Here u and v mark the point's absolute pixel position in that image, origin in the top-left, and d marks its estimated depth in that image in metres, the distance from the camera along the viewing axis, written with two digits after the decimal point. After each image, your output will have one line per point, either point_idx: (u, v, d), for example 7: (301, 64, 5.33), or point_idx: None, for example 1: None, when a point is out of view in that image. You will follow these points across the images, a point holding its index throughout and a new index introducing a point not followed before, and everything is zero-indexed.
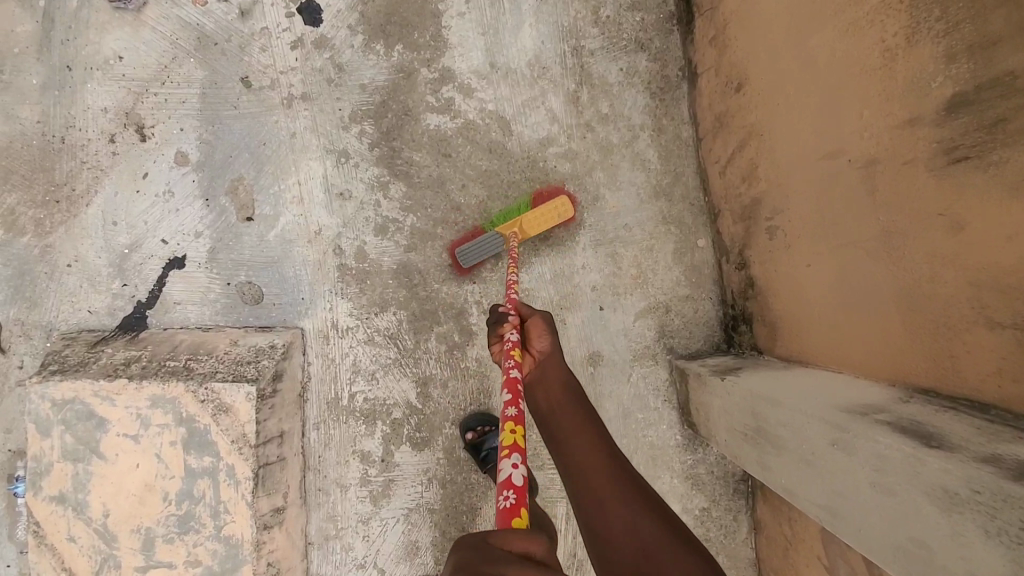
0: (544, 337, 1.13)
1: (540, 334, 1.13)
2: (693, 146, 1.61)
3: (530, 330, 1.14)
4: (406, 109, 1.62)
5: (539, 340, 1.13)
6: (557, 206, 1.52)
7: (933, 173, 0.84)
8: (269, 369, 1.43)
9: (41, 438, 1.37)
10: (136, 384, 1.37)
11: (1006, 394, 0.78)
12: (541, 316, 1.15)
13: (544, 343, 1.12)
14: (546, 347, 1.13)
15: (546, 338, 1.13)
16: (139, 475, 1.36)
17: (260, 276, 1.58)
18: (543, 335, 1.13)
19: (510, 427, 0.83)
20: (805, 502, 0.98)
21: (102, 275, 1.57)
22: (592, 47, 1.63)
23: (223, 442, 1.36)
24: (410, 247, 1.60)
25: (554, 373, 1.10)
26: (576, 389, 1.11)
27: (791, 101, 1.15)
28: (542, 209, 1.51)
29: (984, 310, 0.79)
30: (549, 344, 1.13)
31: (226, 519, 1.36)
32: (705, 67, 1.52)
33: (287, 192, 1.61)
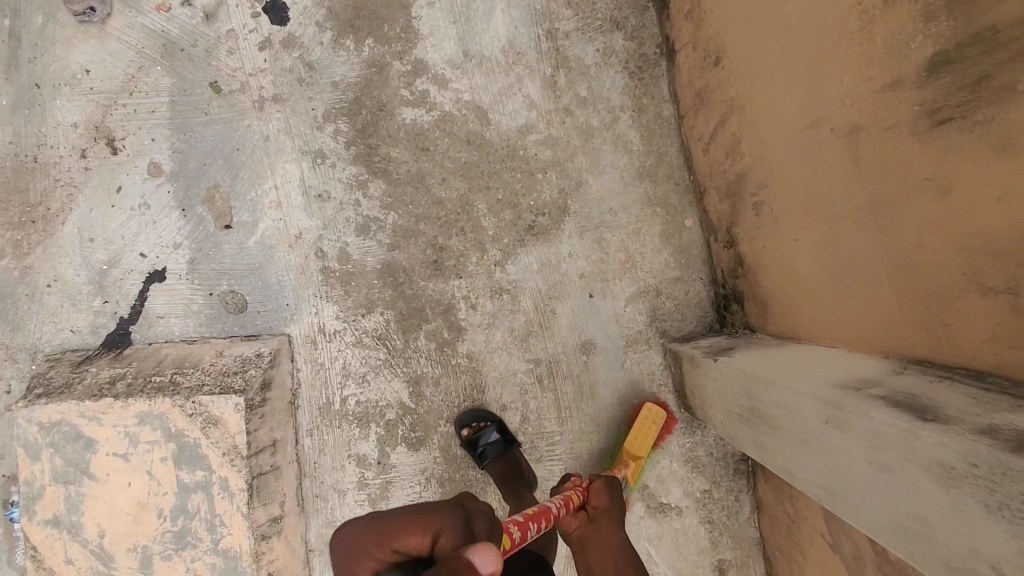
0: (605, 495, 1.25)
1: (603, 493, 1.25)
2: (675, 124, 1.57)
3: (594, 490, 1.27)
4: (380, 104, 1.59)
5: (600, 498, 1.24)
6: (651, 419, 1.53)
7: (917, 138, 0.80)
8: (257, 378, 1.41)
9: (30, 461, 1.35)
10: (121, 402, 1.34)
11: (1003, 361, 0.74)
12: (605, 478, 1.29)
13: (603, 501, 1.24)
14: (607, 511, 1.23)
15: (607, 495, 1.25)
16: (132, 493, 1.34)
17: (243, 284, 1.56)
18: (603, 493, 1.25)
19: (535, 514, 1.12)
20: (803, 482, 0.94)
21: (83, 294, 1.54)
22: (567, 29, 1.59)
23: (214, 455, 1.34)
24: (393, 245, 1.57)
25: (609, 533, 1.19)
26: (633, 557, 1.16)
27: (771, 72, 1.10)
28: (637, 427, 1.52)
29: (976, 276, 0.75)
30: (611, 502, 1.24)
31: (223, 533, 1.34)
32: (682, 43, 1.48)
33: (264, 198, 1.58)
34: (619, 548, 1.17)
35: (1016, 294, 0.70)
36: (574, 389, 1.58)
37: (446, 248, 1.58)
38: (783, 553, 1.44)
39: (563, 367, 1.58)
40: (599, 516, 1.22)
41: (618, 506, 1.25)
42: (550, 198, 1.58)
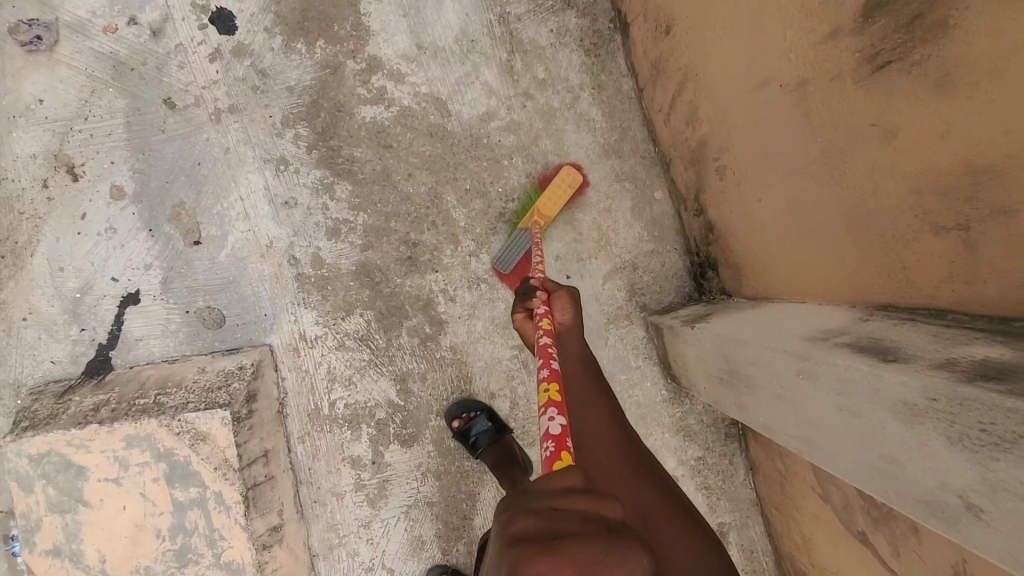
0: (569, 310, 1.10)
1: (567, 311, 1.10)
2: (635, 98, 1.57)
3: (555, 303, 1.11)
4: (338, 105, 1.57)
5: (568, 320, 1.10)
6: (570, 177, 1.54)
7: (861, 85, 0.80)
8: (241, 391, 1.41)
9: (25, 494, 1.35)
10: (107, 427, 1.34)
11: (960, 297, 0.74)
12: (566, 290, 1.14)
13: (567, 316, 1.10)
14: (571, 329, 1.10)
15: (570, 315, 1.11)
16: (128, 516, 1.34)
17: (219, 299, 1.55)
18: (567, 311, 1.10)
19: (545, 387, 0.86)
20: (784, 437, 0.95)
21: (59, 324, 1.53)
22: (519, 12, 1.57)
23: (206, 470, 1.35)
24: (366, 245, 1.57)
25: (571, 346, 1.08)
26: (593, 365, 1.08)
27: (720, 35, 1.10)
28: (551, 187, 1.53)
29: (926, 216, 0.75)
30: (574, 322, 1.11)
31: (224, 546, 1.35)
32: (633, 16, 1.47)
33: (231, 211, 1.56)
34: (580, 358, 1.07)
35: (966, 228, 0.70)
36: None
37: (419, 243, 1.57)
38: (779, 510, 1.46)
39: None
40: (563, 332, 1.09)
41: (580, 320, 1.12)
42: (518, 182, 1.58)
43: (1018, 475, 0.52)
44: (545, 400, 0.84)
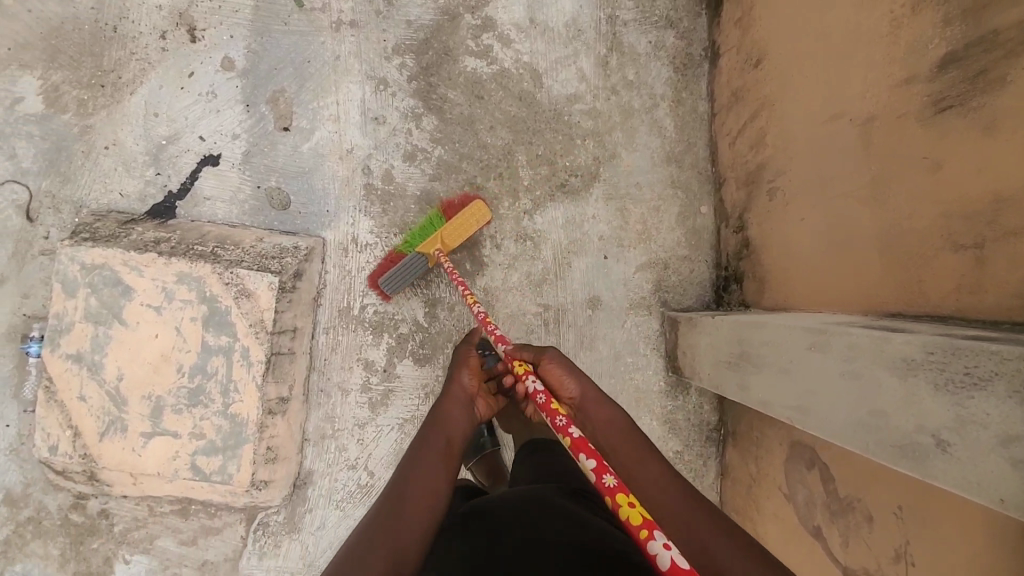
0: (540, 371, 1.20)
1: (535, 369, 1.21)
2: (706, 120, 1.75)
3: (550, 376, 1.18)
4: (447, 49, 1.72)
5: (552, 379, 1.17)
6: (474, 212, 1.60)
7: (922, 124, 0.97)
8: (292, 266, 1.52)
9: (65, 297, 1.43)
10: (165, 259, 1.44)
11: (962, 306, 0.90)
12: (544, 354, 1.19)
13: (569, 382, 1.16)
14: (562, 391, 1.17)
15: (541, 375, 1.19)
16: (157, 345, 1.43)
17: (290, 184, 1.66)
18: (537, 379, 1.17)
19: (624, 502, 0.81)
20: (779, 408, 1.09)
21: (138, 162, 1.62)
22: (626, 18, 1.76)
23: (241, 324, 1.45)
24: (435, 176, 1.70)
25: (604, 411, 1.12)
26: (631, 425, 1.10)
27: (805, 71, 1.28)
28: (458, 219, 1.59)
29: (949, 237, 0.91)
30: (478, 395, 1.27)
31: (235, 398, 1.46)
32: (727, 48, 1.66)
33: (324, 110, 1.69)
34: (614, 419, 1.11)
35: (981, 247, 0.86)
36: (576, 337, 1.71)
37: (482, 189, 1.71)
38: (738, 513, 1.59)
39: (568, 315, 1.72)
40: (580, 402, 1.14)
41: (582, 375, 1.17)
42: (584, 162, 1.74)
43: (986, 408, 0.68)
44: (636, 522, 0.78)
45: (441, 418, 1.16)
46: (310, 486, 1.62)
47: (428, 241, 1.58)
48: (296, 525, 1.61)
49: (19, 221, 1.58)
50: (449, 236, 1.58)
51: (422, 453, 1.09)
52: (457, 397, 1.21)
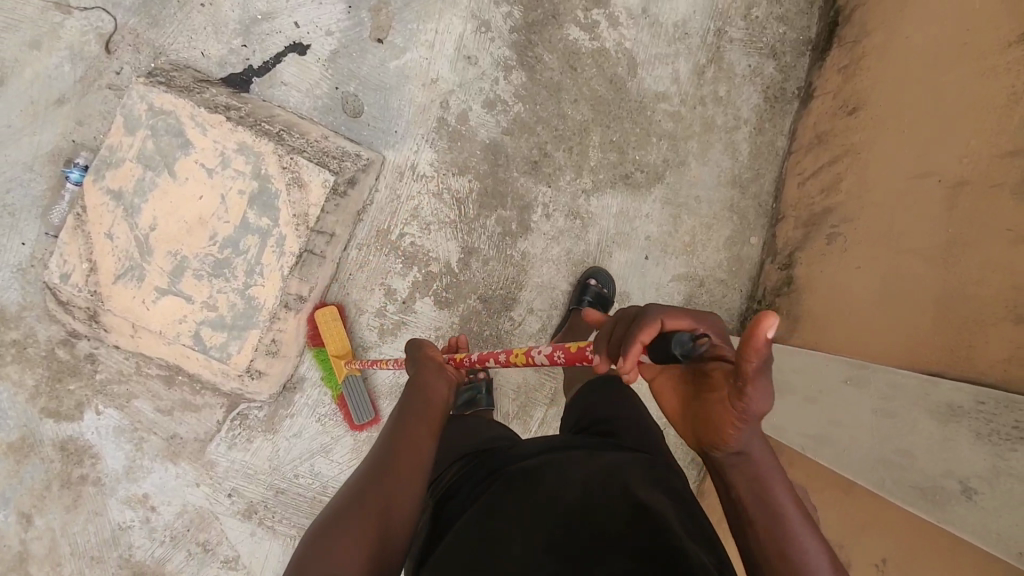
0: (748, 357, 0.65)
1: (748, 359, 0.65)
2: (781, 156, 1.76)
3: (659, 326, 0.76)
4: (555, 12, 1.71)
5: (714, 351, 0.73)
6: (332, 320, 1.53)
7: (1014, 197, 0.98)
8: (349, 171, 1.51)
9: (124, 132, 1.39)
10: (232, 125, 1.41)
11: (1009, 377, 0.89)
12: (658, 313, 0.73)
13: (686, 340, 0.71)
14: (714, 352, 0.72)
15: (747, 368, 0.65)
16: (198, 207, 1.40)
17: (367, 95, 1.65)
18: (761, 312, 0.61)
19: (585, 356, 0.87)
20: (794, 435, 1.10)
21: (228, 28, 1.60)
22: (733, 36, 1.76)
23: (285, 212, 1.43)
24: (507, 130, 1.70)
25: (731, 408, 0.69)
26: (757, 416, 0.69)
27: (905, 126, 1.28)
28: (327, 337, 1.53)
29: (1015, 308, 0.92)
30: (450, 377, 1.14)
31: (258, 282, 1.43)
32: (823, 92, 1.66)
33: (421, 34, 1.67)
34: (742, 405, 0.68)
35: None
36: None
37: (550, 156, 1.71)
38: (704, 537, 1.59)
39: None
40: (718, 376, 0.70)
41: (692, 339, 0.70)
42: (653, 161, 1.73)
43: None
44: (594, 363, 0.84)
45: (417, 389, 1.05)
46: (300, 392, 1.59)
47: (336, 369, 1.54)
48: (274, 427, 1.58)
49: (96, 50, 1.55)
50: (339, 347, 1.53)
51: (404, 417, 0.98)
52: (424, 370, 1.11)
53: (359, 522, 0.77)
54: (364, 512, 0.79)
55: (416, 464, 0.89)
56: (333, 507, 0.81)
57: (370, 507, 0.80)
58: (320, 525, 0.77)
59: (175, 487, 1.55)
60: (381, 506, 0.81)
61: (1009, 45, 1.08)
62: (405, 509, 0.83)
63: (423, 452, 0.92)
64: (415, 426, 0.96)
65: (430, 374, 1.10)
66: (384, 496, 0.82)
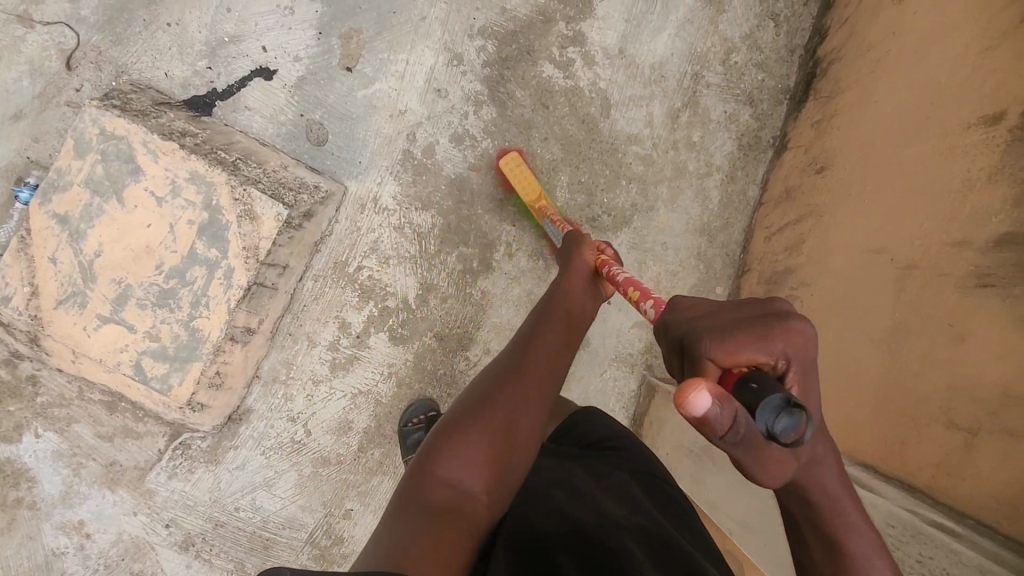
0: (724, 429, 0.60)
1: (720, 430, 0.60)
2: (751, 206, 1.73)
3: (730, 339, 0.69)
4: (530, 49, 1.68)
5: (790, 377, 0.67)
6: (517, 164, 1.61)
7: (959, 292, 0.96)
8: (305, 204, 1.47)
9: (73, 155, 1.37)
10: (184, 154, 1.38)
11: (936, 483, 0.89)
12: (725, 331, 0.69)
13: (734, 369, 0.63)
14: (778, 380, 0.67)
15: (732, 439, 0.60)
16: (146, 235, 1.38)
17: (333, 124, 1.62)
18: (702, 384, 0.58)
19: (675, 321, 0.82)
20: (725, 516, 1.16)
21: (194, 50, 1.57)
22: (711, 81, 1.73)
23: (235, 244, 1.40)
24: (474, 166, 1.66)
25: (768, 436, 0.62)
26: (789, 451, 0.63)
27: (867, 196, 1.26)
28: (523, 175, 1.60)
29: (948, 412, 0.90)
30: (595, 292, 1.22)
31: (203, 313, 1.40)
32: (796, 145, 1.64)
33: (391, 64, 1.63)
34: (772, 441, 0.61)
35: (973, 433, 0.86)
36: None
37: (516, 195, 1.68)
38: None
39: None
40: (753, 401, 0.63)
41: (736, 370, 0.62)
42: (622, 205, 1.70)
43: None
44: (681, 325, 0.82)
45: (558, 307, 1.16)
46: (245, 424, 1.57)
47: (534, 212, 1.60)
48: (217, 457, 1.56)
49: (57, 66, 1.53)
50: (535, 189, 1.59)
51: (540, 331, 1.10)
52: (575, 277, 1.20)
53: (484, 433, 0.92)
54: (489, 422, 0.94)
55: (540, 384, 1.02)
56: (464, 404, 0.98)
57: (495, 419, 0.94)
58: (453, 423, 0.95)
59: (112, 515, 1.53)
60: (504, 422, 0.95)
61: (969, 126, 1.05)
62: (528, 426, 0.97)
63: (549, 372, 1.05)
64: (546, 345, 1.08)
65: (574, 288, 1.19)
66: (508, 411, 0.96)
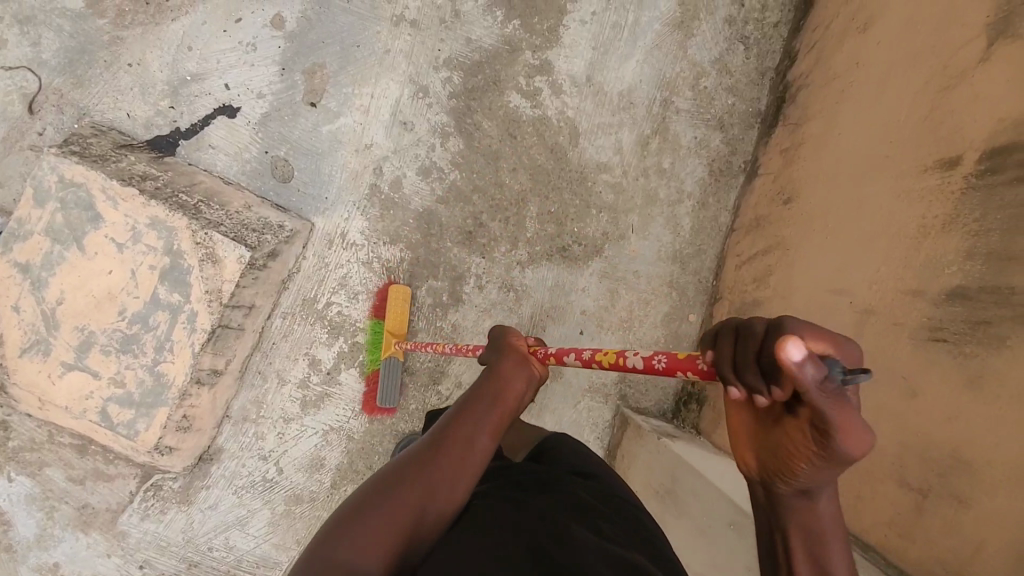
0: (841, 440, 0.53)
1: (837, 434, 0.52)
2: (724, 232, 1.71)
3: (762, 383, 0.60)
4: (496, 79, 1.66)
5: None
6: (401, 297, 1.59)
7: (913, 344, 0.97)
8: (268, 245, 1.47)
9: (33, 204, 1.37)
10: (143, 199, 1.38)
11: (890, 541, 0.94)
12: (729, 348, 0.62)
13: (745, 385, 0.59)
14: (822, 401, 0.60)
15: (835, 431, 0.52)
16: (108, 280, 1.38)
17: (298, 160, 1.61)
18: (800, 348, 0.48)
19: (600, 356, 0.90)
20: (686, 563, 1.16)
21: (156, 89, 1.57)
22: (680, 107, 1.71)
23: (197, 288, 1.40)
24: (442, 199, 1.65)
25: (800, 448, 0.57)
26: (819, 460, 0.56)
27: (828, 229, 1.25)
28: (393, 311, 1.58)
29: (901, 470, 0.94)
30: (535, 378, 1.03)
31: (167, 358, 1.40)
32: (766, 171, 1.62)
33: (356, 99, 1.62)
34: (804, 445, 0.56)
35: (923, 495, 0.89)
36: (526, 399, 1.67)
37: (485, 226, 1.66)
38: None
39: None
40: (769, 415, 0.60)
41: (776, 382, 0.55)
42: (592, 234, 1.69)
43: None
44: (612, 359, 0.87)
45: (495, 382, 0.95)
46: (216, 463, 1.57)
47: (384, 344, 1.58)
48: (189, 497, 1.56)
49: (19, 109, 1.53)
50: (400, 327, 1.58)
51: (470, 405, 0.91)
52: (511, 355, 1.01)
53: (387, 519, 0.74)
54: (395, 509, 0.76)
55: (459, 470, 0.83)
56: (367, 490, 0.79)
57: (397, 513, 0.75)
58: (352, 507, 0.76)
59: (85, 557, 1.53)
60: (410, 513, 0.76)
61: (925, 168, 1.04)
62: (439, 516, 0.78)
63: (477, 455, 0.86)
64: (476, 422, 0.89)
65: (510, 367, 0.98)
66: (412, 503, 0.77)
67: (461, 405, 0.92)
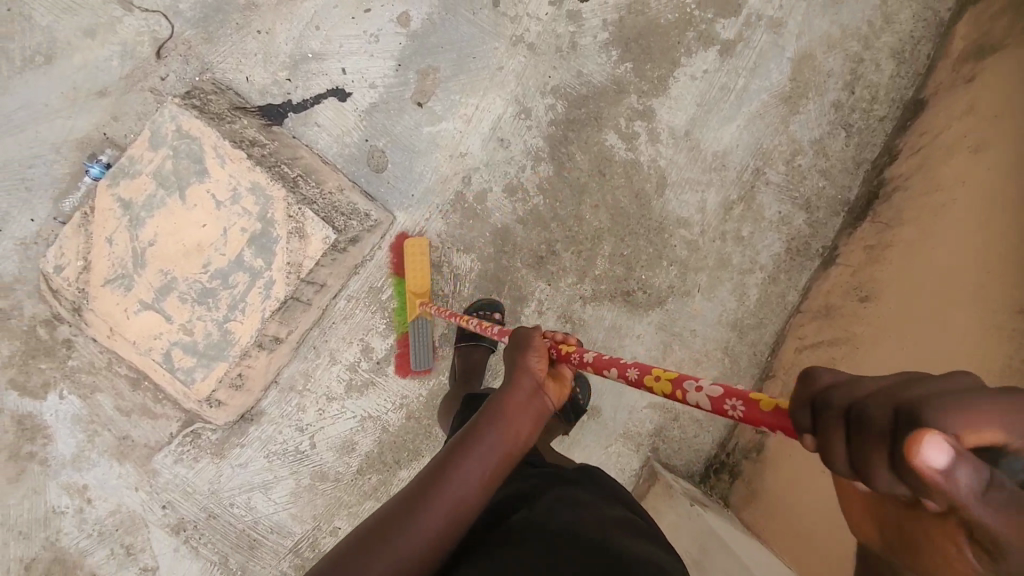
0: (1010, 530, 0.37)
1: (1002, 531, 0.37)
2: (789, 311, 1.71)
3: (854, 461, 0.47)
4: (597, 115, 1.69)
5: None
6: (418, 253, 1.61)
7: None
8: (352, 231, 1.51)
9: (147, 146, 1.44)
10: (250, 164, 1.44)
11: None
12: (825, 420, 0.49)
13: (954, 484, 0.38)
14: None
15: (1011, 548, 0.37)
16: (200, 232, 1.44)
17: (394, 153, 1.66)
18: (947, 448, 0.37)
19: (653, 377, 0.81)
20: None
21: (278, 60, 1.63)
22: (771, 179, 1.72)
23: (281, 258, 1.44)
24: (522, 219, 1.68)
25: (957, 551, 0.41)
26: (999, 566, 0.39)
27: (905, 339, 1.26)
28: (414, 268, 1.60)
29: None
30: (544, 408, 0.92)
31: (237, 317, 1.45)
32: (845, 262, 1.62)
33: (462, 107, 1.67)
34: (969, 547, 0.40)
35: None
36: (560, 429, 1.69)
37: (557, 255, 1.69)
38: None
39: None
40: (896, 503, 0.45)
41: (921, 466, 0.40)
42: (658, 284, 1.71)
43: None
44: (669, 385, 0.78)
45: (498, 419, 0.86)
46: (255, 425, 1.61)
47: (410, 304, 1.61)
48: (222, 451, 1.61)
49: (148, 52, 1.60)
50: (426, 283, 1.60)
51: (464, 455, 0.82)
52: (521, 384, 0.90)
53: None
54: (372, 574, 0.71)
55: (438, 533, 0.76)
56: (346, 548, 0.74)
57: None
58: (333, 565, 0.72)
59: (115, 486, 1.59)
60: None
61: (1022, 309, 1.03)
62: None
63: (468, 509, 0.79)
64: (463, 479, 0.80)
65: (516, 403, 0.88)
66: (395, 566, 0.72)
67: (444, 459, 0.82)
